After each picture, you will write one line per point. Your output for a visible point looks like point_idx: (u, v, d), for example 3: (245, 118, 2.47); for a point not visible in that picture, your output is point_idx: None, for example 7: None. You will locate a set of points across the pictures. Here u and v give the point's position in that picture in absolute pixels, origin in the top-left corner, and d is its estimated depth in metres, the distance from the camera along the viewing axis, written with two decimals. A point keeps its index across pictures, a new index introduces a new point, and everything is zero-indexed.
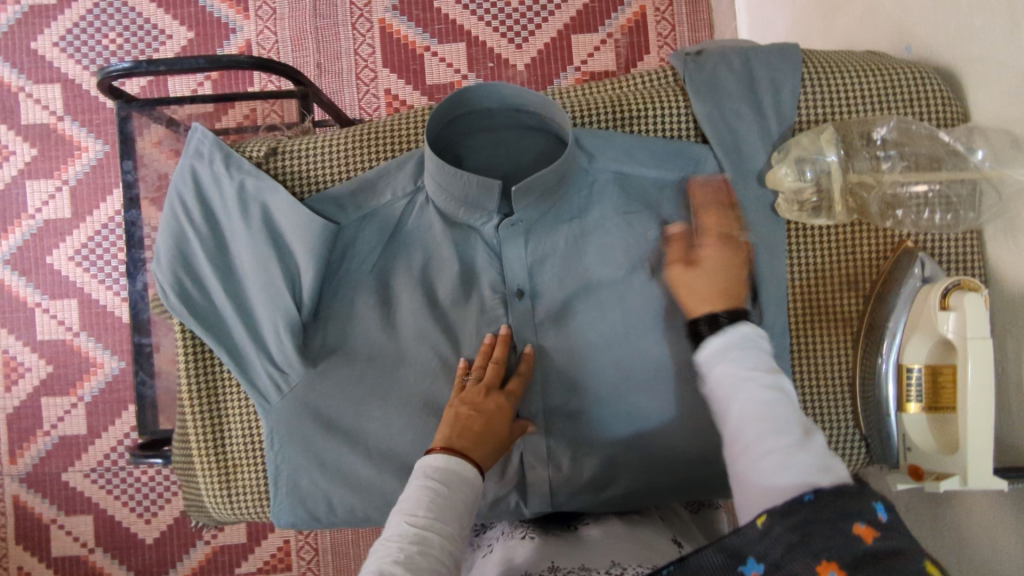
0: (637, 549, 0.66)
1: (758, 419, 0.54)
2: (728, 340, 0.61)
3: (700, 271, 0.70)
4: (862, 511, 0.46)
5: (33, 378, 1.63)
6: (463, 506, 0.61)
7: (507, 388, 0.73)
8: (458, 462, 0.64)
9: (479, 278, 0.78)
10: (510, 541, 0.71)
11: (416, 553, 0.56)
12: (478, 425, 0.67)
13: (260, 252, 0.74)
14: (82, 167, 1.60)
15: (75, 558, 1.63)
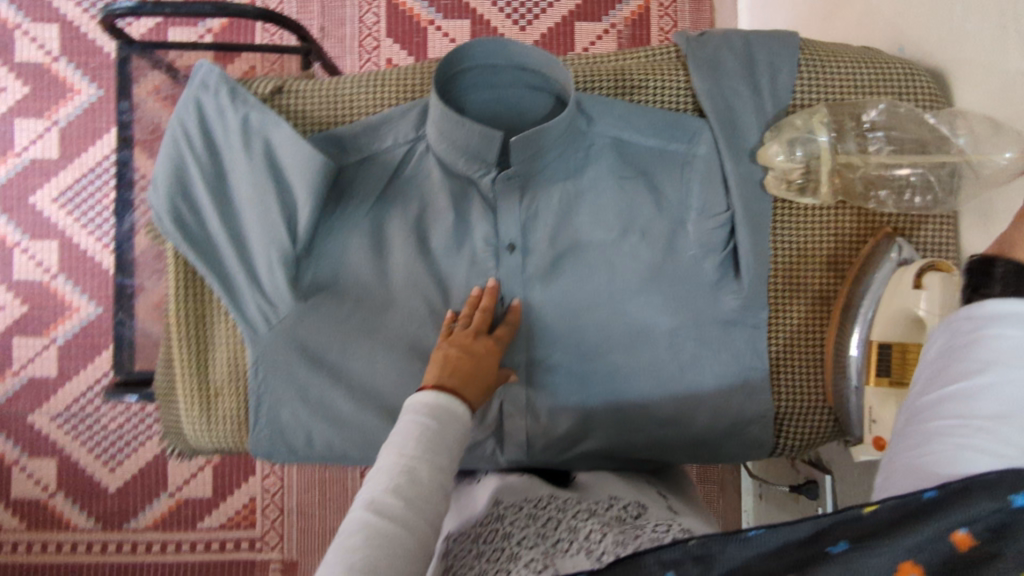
0: (625, 487, 0.78)
1: (995, 396, 0.44)
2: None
3: None
4: (973, 512, 0.38)
5: (6, 317, 1.61)
6: (451, 440, 0.64)
7: (495, 335, 0.75)
8: (450, 399, 0.66)
9: (472, 230, 0.80)
10: (506, 476, 0.80)
11: (406, 480, 0.58)
12: (467, 367, 0.70)
13: (259, 184, 0.75)
14: (74, 108, 1.59)
15: (34, 502, 1.61)
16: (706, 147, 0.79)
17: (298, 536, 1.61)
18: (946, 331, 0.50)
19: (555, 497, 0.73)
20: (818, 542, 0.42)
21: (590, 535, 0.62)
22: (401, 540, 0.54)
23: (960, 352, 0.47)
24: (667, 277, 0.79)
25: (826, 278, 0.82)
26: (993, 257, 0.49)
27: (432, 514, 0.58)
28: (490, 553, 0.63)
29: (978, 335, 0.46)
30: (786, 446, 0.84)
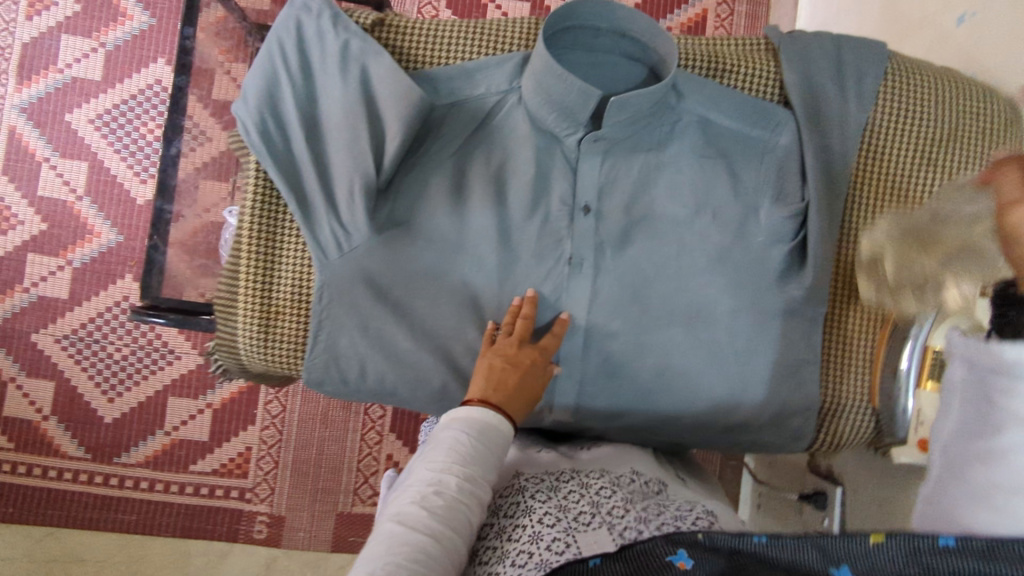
0: (647, 464, 0.78)
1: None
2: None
3: None
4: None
5: (24, 232, 1.55)
6: (485, 454, 0.64)
7: (540, 344, 0.76)
8: (484, 412, 0.67)
9: (551, 187, 0.80)
10: (525, 453, 0.80)
11: (433, 493, 0.59)
12: (514, 379, 0.71)
13: (351, 112, 0.75)
14: (123, 34, 1.55)
15: (24, 423, 1.53)
16: (789, 138, 0.81)
17: (290, 493, 1.52)
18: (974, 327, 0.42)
19: (576, 470, 0.72)
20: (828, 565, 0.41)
21: (610, 510, 0.61)
22: (424, 549, 0.55)
23: (973, 410, 0.40)
24: (735, 259, 0.80)
25: None
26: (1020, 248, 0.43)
27: (460, 526, 0.58)
28: (515, 531, 0.62)
29: (988, 390, 0.39)
30: (822, 442, 0.86)
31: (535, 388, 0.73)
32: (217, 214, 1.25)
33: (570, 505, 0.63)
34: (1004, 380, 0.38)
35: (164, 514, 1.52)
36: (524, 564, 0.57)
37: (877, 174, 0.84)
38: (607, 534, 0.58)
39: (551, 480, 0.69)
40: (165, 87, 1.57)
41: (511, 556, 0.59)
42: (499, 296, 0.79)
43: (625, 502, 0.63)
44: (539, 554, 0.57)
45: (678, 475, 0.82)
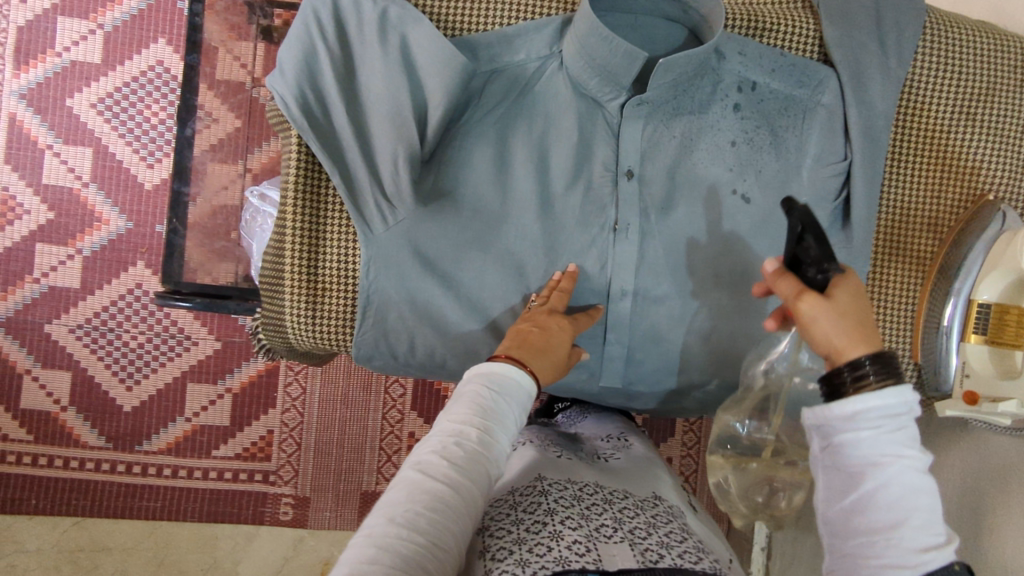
0: (670, 494, 0.74)
1: (903, 498, 0.51)
2: (888, 401, 0.52)
3: (832, 307, 0.56)
4: None
5: (30, 222, 1.50)
6: (508, 408, 0.61)
7: (573, 317, 0.74)
8: (507, 366, 0.64)
9: (594, 153, 0.79)
10: (545, 452, 0.76)
11: (453, 444, 0.57)
12: (539, 340, 0.68)
13: (393, 83, 0.74)
14: (121, 14, 1.50)
15: (43, 415, 1.50)
16: (831, 97, 0.80)
17: (314, 474, 1.52)
18: (818, 431, 0.55)
19: (600, 484, 0.69)
20: None
21: (632, 529, 0.60)
22: (444, 499, 0.54)
23: (836, 468, 0.54)
24: (778, 220, 0.81)
25: (925, 239, 0.85)
26: (842, 362, 0.55)
27: (479, 477, 0.57)
28: (533, 523, 0.60)
29: (840, 448, 0.53)
30: None
31: (561, 359, 0.70)
32: (236, 193, 1.23)
33: (592, 516, 0.61)
34: (850, 436, 0.53)
35: (190, 499, 1.51)
36: (544, 555, 0.55)
37: (918, 130, 0.83)
38: (627, 547, 0.56)
39: (574, 487, 0.66)
40: (168, 69, 1.53)
41: (527, 543, 0.57)
42: (546, 266, 0.79)
43: (648, 526, 0.61)
44: (558, 549, 0.55)
45: (694, 513, 0.78)
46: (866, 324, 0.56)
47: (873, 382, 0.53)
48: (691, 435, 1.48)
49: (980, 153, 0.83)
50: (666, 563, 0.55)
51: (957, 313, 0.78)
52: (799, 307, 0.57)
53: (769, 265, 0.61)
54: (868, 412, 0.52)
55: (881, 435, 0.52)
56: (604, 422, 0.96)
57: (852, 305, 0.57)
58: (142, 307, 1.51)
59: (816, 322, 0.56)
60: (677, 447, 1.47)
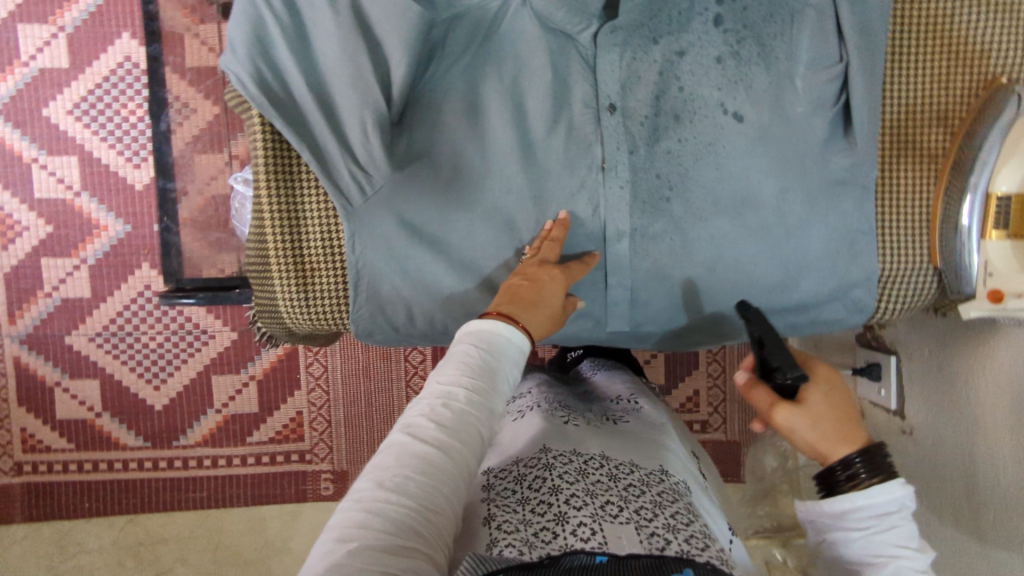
0: (677, 465, 0.75)
1: None
2: (874, 501, 0.62)
3: (806, 416, 0.67)
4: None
5: (31, 238, 1.51)
6: (498, 366, 0.60)
7: (565, 266, 0.72)
8: (497, 323, 0.62)
9: (572, 91, 0.75)
10: (550, 418, 0.77)
11: (441, 406, 0.56)
12: (530, 293, 0.66)
13: (348, 43, 0.68)
14: (79, 13, 1.46)
15: (80, 423, 1.54)
16: None
17: (348, 448, 1.54)
18: (821, 528, 0.66)
19: (607, 457, 0.69)
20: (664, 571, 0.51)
21: (638, 508, 0.61)
22: (433, 462, 0.53)
23: (840, 559, 0.65)
24: (774, 136, 0.76)
25: (936, 135, 0.80)
26: (828, 465, 0.66)
27: (471, 438, 0.56)
28: (538, 503, 0.61)
29: (840, 542, 0.64)
30: (885, 309, 0.85)
31: (554, 310, 0.68)
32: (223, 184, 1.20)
33: (597, 492, 0.62)
34: (842, 531, 0.64)
35: (233, 486, 1.55)
36: (549, 543, 0.57)
37: (918, 18, 0.78)
38: (633, 531, 0.58)
39: (579, 461, 0.67)
40: (137, 63, 1.49)
41: (533, 528, 0.59)
42: (537, 217, 0.76)
43: (655, 505, 0.62)
44: (563, 536, 0.57)
45: (701, 482, 0.79)
46: (839, 418, 0.67)
47: (863, 480, 0.63)
48: (715, 365, 1.50)
49: (988, 31, 0.77)
50: (672, 549, 0.57)
51: (975, 209, 0.74)
52: (776, 416, 0.69)
53: (742, 376, 0.73)
54: (857, 512, 0.63)
55: (872, 534, 0.62)
56: (614, 382, 0.96)
57: (824, 404, 0.68)
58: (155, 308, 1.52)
59: (796, 429, 0.68)
60: (703, 380, 1.51)
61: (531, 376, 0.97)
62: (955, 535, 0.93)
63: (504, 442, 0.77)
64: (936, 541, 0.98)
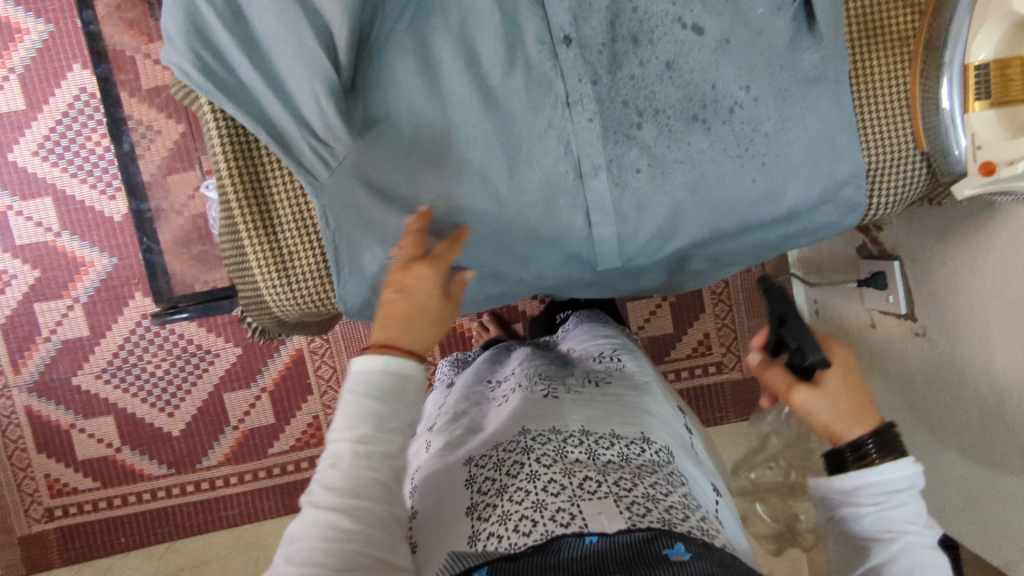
0: (660, 429, 0.74)
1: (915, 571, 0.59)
2: (885, 477, 0.62)
3: (824, 394, 0.66)
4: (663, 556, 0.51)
5: (21, 285, 1.48)
6: (379, 407, 0.58)
7: (433, 255, 0.67)
8: (369, 360, 0.59)
9: (523, 29, 0.72)
10: (531, 395, 0.76)
11: (331, 466, 0.57)
12: (400, 309, 0.62)
13: (286, 13, 0.66)
14: (26, 51, 1.43)
15: (102, 461, 1.53)
16: None
17: None
18: (829, 507, 0.66)
19: (586, 432, 0.69)
20: (654, 543, 0.52)
21: (616, 482, 0.61)
22: (334, 525, 0.55)
23: (846, 539, 0.64)
24: (737, 43, 0.74)
25: (903, 16, 0.78)
26: (839, 444, 0.65)
27: (367, 487, 0.56)
28: (516, 492, 0.61)
29: (851, 519, 0.64)
30: (878, 206, 0.83)
31: (416, 300, 0.63)
32: (201, 203, 1.18)
33: (576, 472, 0.62)
34: (851, 507, 0.64)
35: (263, 498, 1.54)
36: (530, 532, 0.56)
37: None
38: (612, 505, 0.58)
39: (557, 440, 0.67)
40: (93, 93, 1.47)
41: (511, 520, 0.58)
42: (508, 165, 0.74)
43: (634, 477, 0.63)
44: (542, 522, 0.57)
45: (687, 442, 0.79)
46: (855, 398, 0.67)
47: (874, 457, 0.63)
48: (722, 305, 1.50)
49: None
50: (654, 516, 0.57)
51: (953, 90, 0.71)
52: (794, 396, 0.67)
53: (754, 359, 0.72)
54: (869, 487, 0.63)
55: (882, 509, 0.62)
56: (596, 338, 0.97)
57: (841, 382, 0.67)
58: (155, 335, 1.51)
59: (811, 411, 0.67)
60: (711, 322, 1.50)
61: (517, 355, 0.96)
62: (985, 424, 0.92)
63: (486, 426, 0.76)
64: (967, 434, 0.97)
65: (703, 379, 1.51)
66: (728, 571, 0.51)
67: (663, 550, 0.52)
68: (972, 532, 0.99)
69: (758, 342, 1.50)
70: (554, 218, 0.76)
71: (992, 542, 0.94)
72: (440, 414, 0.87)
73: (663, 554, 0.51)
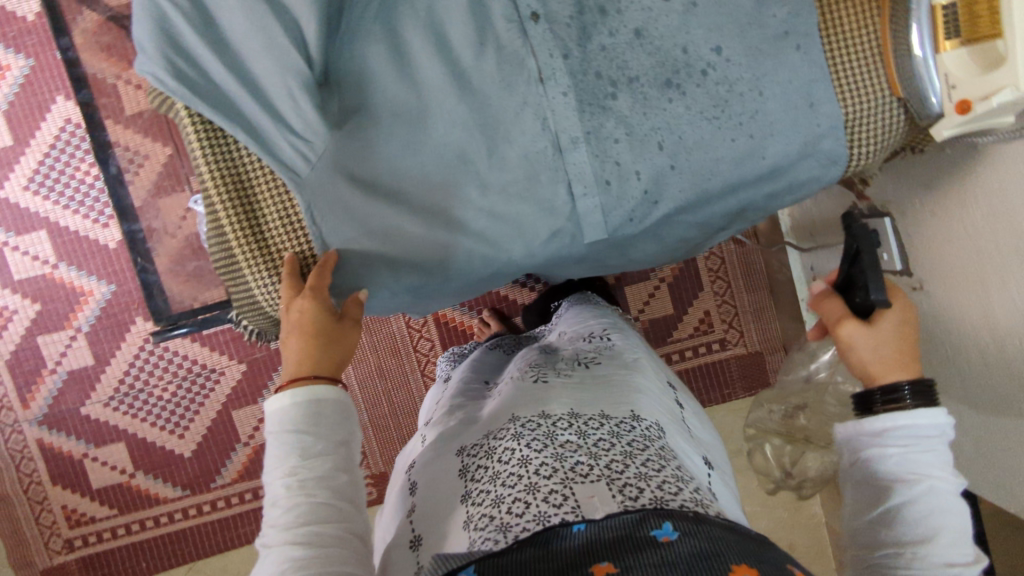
0: (651, 406, 0.73)
1: (936, 514, 0.61)
2: (917, 422, 0.64)
3: (869, 335, 0.70)
4: (651, 539, 0.49)
5: (23, 319, 1.49)
6: (298, 435, 0.61)
7: (314, 286, 0.73)
8: (280, 398, 0.64)
9: (491, 9, 0.73)
10: (522, 382, 0.76)
11: (274, 510, 0.59)
12: (298, 346, 0.69)
13: (253, 12, 0.66)
14: (9, 87, 1.44)
15: (117, 488, 1.53)
16: None
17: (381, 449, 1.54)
18: (856, 450, 0.68)
19: (575, 414, 0.68)
20: (642, 525, 0.51)
21: (608, 462, 0.61)
22: (289, 556, 0.56)
23: (869, 480, 0.66)
24: (703, 5, 0.74)
25: None
26: (869, 390, 0.68)
27: (309, 512, 0.58)
28: (508, 477, 0.61)
29: (878, 461, 0.65)
30: (859, 157, 0.83)
31: (308, 324, 0.70)
32: (193, 222, 1.19)
33: (566, 455, 0.61)
34: (878, 449, 0.65)
35: None
36: (523, 515, 0.56)
37: None
38: (604, 487, 0.57)
39: (547, 425, 0.66)
40: (79, 123, 1.48)
41: (506, 504, 0.58)
42: (487, 145, 0.74)
43: (625, 455, 0.62)
44: (535, 504, 0.57)
45: (679, 418, 0.78)
46: (903, 350, 0.69)
47: (910, 402, 0.65)
48: (720, 282, 1.50)
49: None
50: (645, 498, 0.56)
51: (924, 34, 0.71)
52: (840, 329, 0.72)
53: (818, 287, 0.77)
54: (900, 430, 0.64)
55: (909, 453, 0.64)
56: (588, 320, 0.96)
57: (893, 330, 0.70)
58: (159, 357, 1.51)
59: (853, 345, 0.71)
60: (710, 299, 1.50)
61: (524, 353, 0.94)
62: (991, 367, 0.91)
63: (480, 415, 0.76)
64: (972, 381, 0.96)
65: (708, 357, 1.50)
66: (718, 546, 0.49)
67: (652, 532, 0.50)
68: (987, 479, 0.98)
69: (759, 315, 1.50)
70: (537, 193, 0.77)
71: (1010, 485, 0.94)
72: (437, 409, 0.87)
73: (651, 536, 0.50)
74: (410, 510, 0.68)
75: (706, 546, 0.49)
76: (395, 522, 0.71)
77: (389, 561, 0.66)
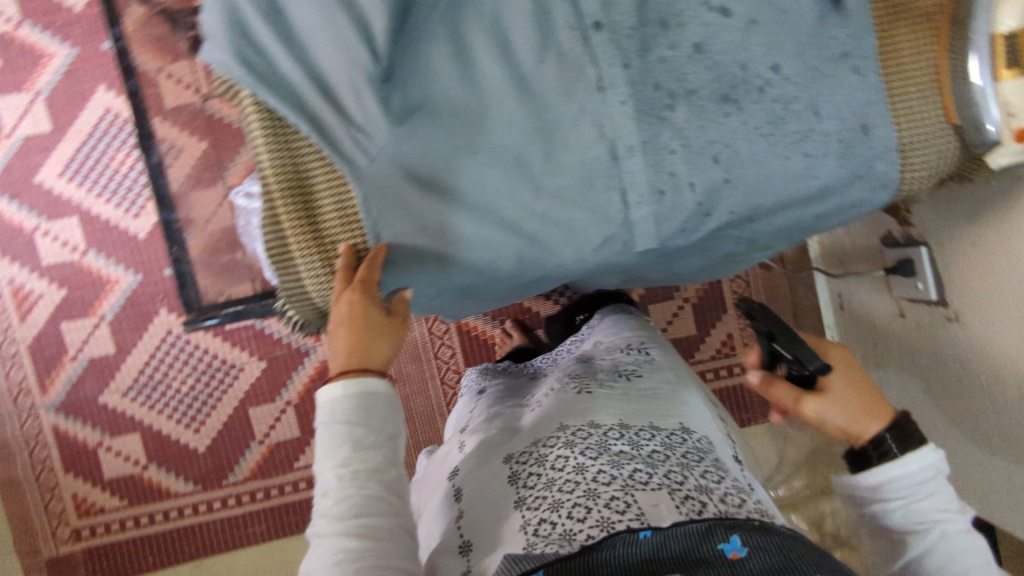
0: (697, 420, 0.73)
1: (959, 558, 0.63)
2: (909, 469, 0.66)
3: (833, 398, 0.71)
4: (715, 553, 0.50)
5: (48, 304, 1.50)
6: (349, 425, 0.61)
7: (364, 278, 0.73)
8: (332, 388, 0.63)
9: (554, 16, 0.74)
10: (564, 394, 0.75)
11: (325, 499, 0.59)
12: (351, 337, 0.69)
13: (326, 8, 0.68)
14: (52, 75, 1.47)
15: (129, 479, 1.52)
16: None
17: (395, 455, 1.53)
18: (863, 504, 0.71)
19: (625, 425, 0.68)
20: (709, 536, 0.51)
21: (667, 472, 0.60)
22: (342, 546, 0.56)
23: (887, 534, 0.69)
24: (764, 22, 0.75)
25: None
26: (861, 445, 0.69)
27: (360, 504, 0.58)
28: (564, 483, 0.61)
29: (886, 515, 0.68)
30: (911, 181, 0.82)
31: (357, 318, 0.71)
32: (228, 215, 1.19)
33: (622, 463, 0.61)
34: (881, 502, 0.68)
35: (291, 513, 1.53)
36: (586, 520, 0.56)
37: None
38: (667, 496, 0.57)
39: (598, 434, 0.66)
40: (118, 113, 1.49)
41: (565, 509, 0.58)
42: (544, 150, 0.75)
43: (681, 466, 0.62)
44: (598, 510, 0.56)
45: (723, 435, 0.77)
46: (865, 398, 0.70)
47: (896, 452, 0.67)
48: None
49: None
50: (709, 510, 0.56)
51: (986, 62, 0.72)
52: (805, 409, 0.72)
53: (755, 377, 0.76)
54: (895, 482, 0.66)
55: (910, 501, 0.66)
56: (624, 331, 0.96)
57: (850, 378, 0.72)
58: (181, 350, 1.51)
59: (826, 417, 0.71)
60: (734, 321, 1.49)
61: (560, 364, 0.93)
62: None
63: (523, 425, 0.76)
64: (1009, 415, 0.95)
65: (730, 380, 1.49)
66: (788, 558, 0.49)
67: (718, 546, 0.50)
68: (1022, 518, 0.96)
69: None
70: (591, 199, 0.77)
71: None
72: (473, 416, 0.86)
73: (719, 551, 0.50)
74: (457, 516, 0.67)
75: (777, 561, 0.48)
76: (437, 527, 0.70)
77: (434, 563, 0.65)
